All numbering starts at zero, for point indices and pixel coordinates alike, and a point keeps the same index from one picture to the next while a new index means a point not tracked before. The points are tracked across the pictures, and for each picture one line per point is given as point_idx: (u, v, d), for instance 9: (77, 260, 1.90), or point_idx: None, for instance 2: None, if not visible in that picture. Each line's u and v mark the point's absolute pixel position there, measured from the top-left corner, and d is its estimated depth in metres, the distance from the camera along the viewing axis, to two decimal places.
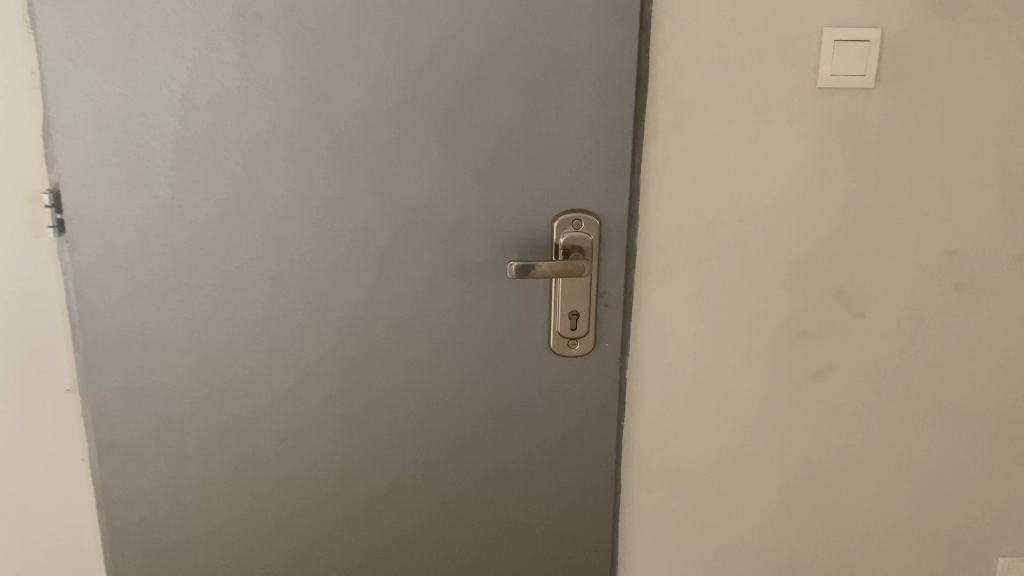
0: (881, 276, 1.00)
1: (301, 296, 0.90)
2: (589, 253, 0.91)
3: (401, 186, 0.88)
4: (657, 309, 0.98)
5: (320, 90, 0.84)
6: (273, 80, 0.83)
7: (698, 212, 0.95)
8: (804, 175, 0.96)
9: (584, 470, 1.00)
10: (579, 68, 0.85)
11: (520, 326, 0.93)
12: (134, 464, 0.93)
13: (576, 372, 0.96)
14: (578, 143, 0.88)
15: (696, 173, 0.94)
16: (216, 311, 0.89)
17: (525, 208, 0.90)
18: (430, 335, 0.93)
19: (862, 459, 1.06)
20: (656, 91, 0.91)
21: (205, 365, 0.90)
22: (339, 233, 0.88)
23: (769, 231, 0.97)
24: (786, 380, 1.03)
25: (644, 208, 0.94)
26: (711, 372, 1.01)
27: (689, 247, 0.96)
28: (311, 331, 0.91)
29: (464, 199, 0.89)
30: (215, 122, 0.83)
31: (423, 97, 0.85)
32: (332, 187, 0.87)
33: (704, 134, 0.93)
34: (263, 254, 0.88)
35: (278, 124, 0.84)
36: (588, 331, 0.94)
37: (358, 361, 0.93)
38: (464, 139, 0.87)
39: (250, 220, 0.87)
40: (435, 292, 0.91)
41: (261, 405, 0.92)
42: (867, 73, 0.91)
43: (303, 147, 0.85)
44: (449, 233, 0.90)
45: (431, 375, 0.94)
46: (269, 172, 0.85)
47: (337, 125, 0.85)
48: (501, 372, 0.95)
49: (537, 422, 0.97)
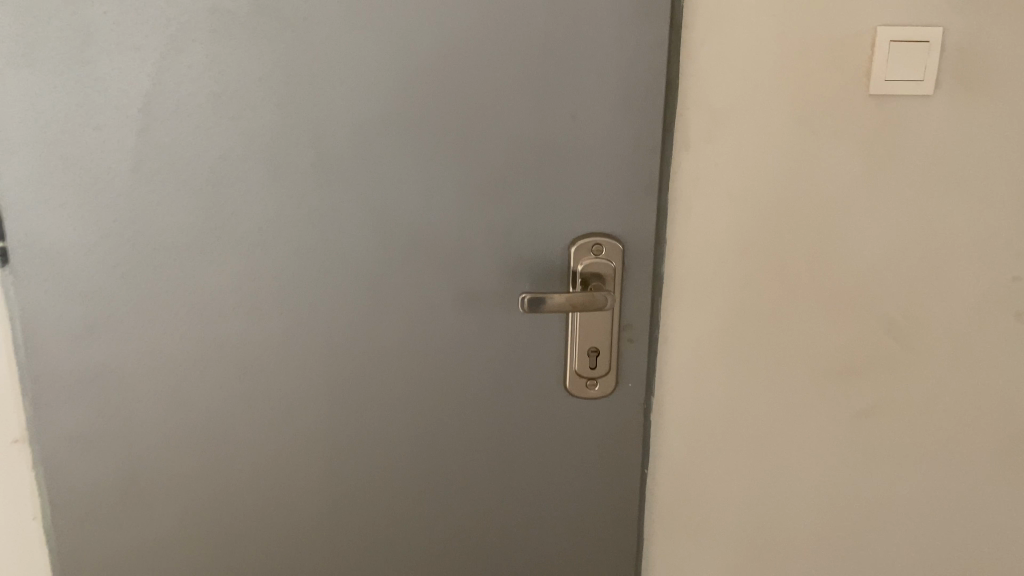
0: (935, 305, 0.88)
1: (284, 331, 0.79)
2: (610, 282, 0.80)
3: (396, 206, 0.77)
4: (685, 344, 0.87)
5: (300, 97, 0.73)
6: (247, 85, 0.72)
7: (732, 236, 0.84)
8: (854, 193, 0.84)
9: (602, 521, 0.89)
10: (598, 72, 0.74)
11: (532, 364, 0.83)
12: (94, 522, 0.83)
13: (595, 414, 0.85)
14: (598, 158, 0.77)
15: (730, 191, 0.83)
16: (188, 349, 0.78)
17: (537, 232, 0.79)
18: (429, 373, 0.82)
19: (912, 508, 0.95)
20: (686, 99, 0.80)
21: (175, 409, 0.80)
22: (327, 261, 0.78)
23: (813, 255, 0.86)
24: (829, 423, 0.91)
25: (672, 230, 0.83)
26: (745, 414, 0.90)
27: (721, 274, 0.85)
28: (295, 370, 0.81)
29: (468, 221, 0.78)
30: (181, 134, 0.73)
31: (421, 105, 0.74)
32: (315, 207, 0.76)
33: (741, 147, 0.82)
34: (241, 283, 0.77)
35: (253, 137, 0.74)
36: (610, 370, 0.83)
37: (348, 402, 0.82)
38: (468, 154, 0.76)
39: (222, 246, 0.76)
40: (435, 325, 0.81)
41: (238, 454, 0.82)
42: (925, 76, 0.80)
43: (282, 162, 0.75)
44: (451, 260, 0.79)
45: (430, 417, 0.83)
46: (243, 191, 0.75)
47: (322, 138, 0.74)
48: (511, 414, 0.84)
49: (550, 470, 0.86)
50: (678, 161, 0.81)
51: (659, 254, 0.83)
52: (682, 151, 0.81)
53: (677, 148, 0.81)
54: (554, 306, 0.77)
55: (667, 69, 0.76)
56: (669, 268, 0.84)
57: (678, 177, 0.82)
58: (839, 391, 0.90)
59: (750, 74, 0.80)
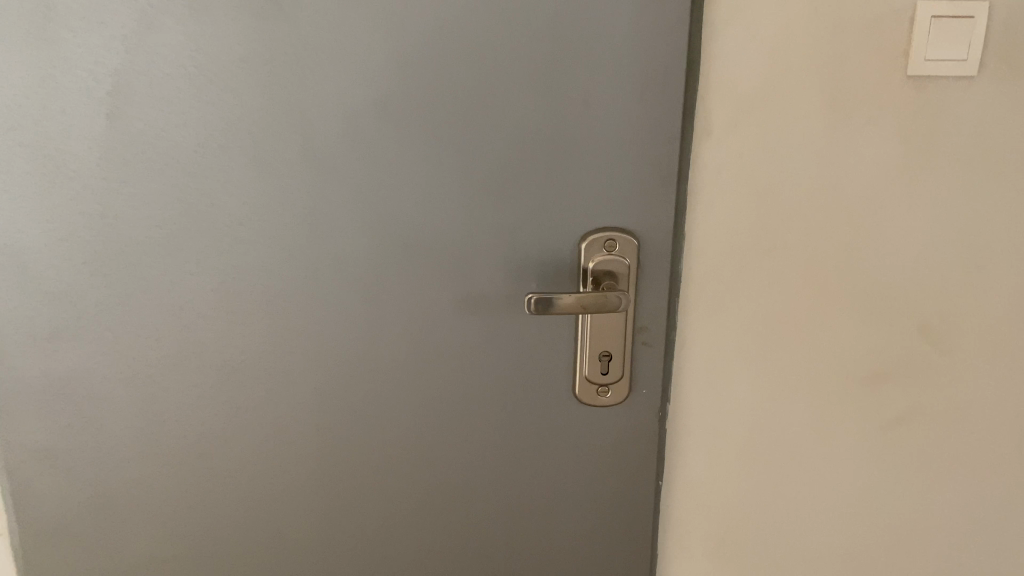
0: (975, 306, 0.81)
1: (270, 334, 0.74)
2: (624, 281, 0.74)
3: (391, 201, 0.71)
4: (703, 348, 0.80)
5: (285, 80, 0.67)
6: (227, 67, 0.66)
7: (755, 231, 0.77)
8: (889, 186, 0.77)
9: (613, 536, 0.83)
10: (613, 53, 0.68)
11: (539, 370, 0.76)
12: (70, 537, 0.78)
13: (607, 424, 0.79)
14: (612, 148, 0.70)
15: (754, 183, 0.76)
16: (167, 353, 0.73)
17: (545, 228, 0.72)
18: (428, 380, 0.76)
19: (943, 522, 0.89)
20: (708, 83, 0.73)
21: (154, 417, 0.75)
22: (316, 259, 0.72)
23: (842, 253, 0.79)
24: (856, 432, 0.85)
25: (691, 225, 0.77)
26: (766, 423, 0.84)
27: (743, 273, 0.78)
28: (284, 376, 0.75)
29: (470, 217, 0.71)
30: (155, 121, 0.67)
31: (418, 89, 0.68)
32: (302, 201, 0.70)
33: (767, 135, 0.75)
34: (223, 283, 0.72)
35: (234, 124, 0.68)
36: (623, 376, 0.77)
37: (339, 410, 0.76)
38: (470, 143, 0.70)
39: (202, 244, 0.70)
40: (433, 329, 0.74)
41: (221, 465, 0.77)
42: (969, 57, 0.73)
43: (266, 152, 0.69)
44: (451, 259, 0.73)
45: (428, 427, 0.78)
46: (224, 183, 0.69)
47: (310, 126, 0.68)
48: (515, 424, 0.78)
49: (557, 482, 0.80)
50: (699, 150, 0.75)
51: (677, 251, 0.76)
52: (703, 139, 0.75)
53: (698, 136, 0.75)
54: (564, 307, 0.71)
55: (689, 49, 0.69)
56: (687, 266, 0.78)
57: (699, 167, 0.75)
58: (868, 398, 0.84)
59: (778, 55, 0.73)
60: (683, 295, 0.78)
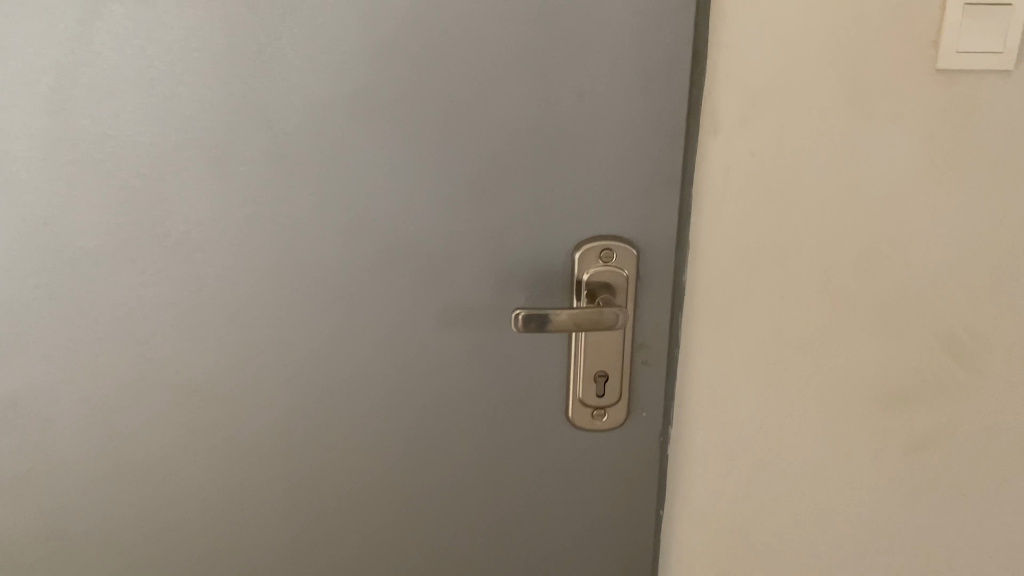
0: (1010, 324, 0.73)
1: (234, 349, 0.67)
2: (621, 294, 0.68)
3: (365, 206, 0.64)
4: (708, 368, 0.73)
5: (244, 73, 0.60)
6: (180, 58, 0.60)
7: (767, 241, 0.69)
8: (917, 191, 0.69)
9: (609, 567, 0.77)
10: (608, 44, 0.61)
11: (529, 392, 0.70)
12: (27, 558, 0.73)
13: (603, 448, 0.72)
14: (611, 148, 0.64)
15: (766, 188, 0.68)
16: (123, 371, 0.67)
17: (536, 236, 0.66)
18: (407, 400, 0.70)
19: (971, 556, 0.81)
20: (714, 75, 0.65)
21: (110, 437, 0.69)
22: (284, 269, 0.65)
23: (864, 265, 0.71)
24: (875, 460, 0.77)
25: (695, 232, 0.69)
26: (776, 450, 0.76)
27: (753, 287, 0.70)
28: (250, 395, 0.69)
29: (453, 223, 0.65)
30: (103, 118, 0.61)
31: (395, 84, 0.61)
32: (266, 206, 0.64)
33: (781, 135, 0.66)
34: (182, 295, 0.66)
35: (189, 121, 0.61)
36: (620, 398, 0.70)
37: (311, 432, 0.70)
38: (453, 143, 0.63)
39: (157, 252, 0.64)
40: (412, 345, 0.68)
41: (184, 488, 0.71)
42: (1007, 49, 0.64)
43: (225, 152, 0.62)
44: (431, 269, 0.66)
45: (406, 450, 0.71)
46: (180, 186, 0.63)
47: (274, 124, 0.62)
48: (502, 449, 0.72)
49: (548, 511, 0.74)
50: (704, 150, 0.66)
51: (680, 262, 0.69)
52: (709, 138, 0.66)
53: (703, 136, 0.66)
54: (557, 325, 0.64)
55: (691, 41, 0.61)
56: (691, 278, 0.70)
57: (704, 169, 0.67)
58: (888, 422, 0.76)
59: (795, 46, 0.64)
60: (686, 312, 0.71)
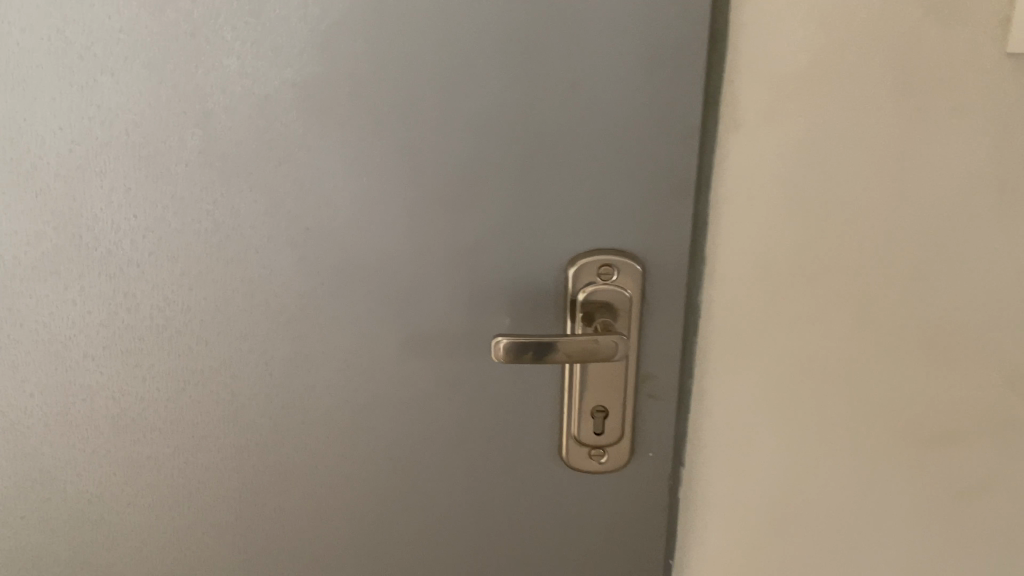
0: None
1: (174, 378, 0.59)
2: (623, 317, 0.58)
3: (322, 215, 0.55)
4: (724, 406, 0.62)
5: (175, 59, 0.51)
6: (100, 41, 0.51)
7: (795, 259, 0.58)
8: (971, 198, 0.57)
9: None
10: (605, 25, 0.51)
11: (515, 426, 0.61)
12: None
13: (602, 491, 0.63)
14: (611, 149, 0.54)
15: (794, 197, 0.57)
16: (48, 399, 0.59)
17: (522, 250, 0.57)
18: (372, 436, 0.61)
19: None
20: (735, 64, 0.54)
21: (36, 471, 0.61)
22: (228, 287, 0.57)
23: (907, 288, 0.59)
24: (921, 512, 0.65)
25: (711, 249, 0.58)
26: (801, 500, 0.65)
27: (776, 311, 0.59)
28: (193, 429, 0.60)
29: (425, 234, 0.56)
30: (15, 111, 0.52)
31: (356, 72, 0.52)
32: (205, 214, 0.55)
33: (814, 135, 0.55)
34: (111, 317, 0.57)
35: (112, 114, 0.52)
36: (622, 437, 0.61)
37: (265, 470, 0.62)
38: (425, 141, 0.54)
39: (83, 266, 0.56)
40: (378, 374, 0.60)
41: (123, 531, 0.63)
42: None
43: (155, 152, 0.53)
44: (399, 288, 0.57)
45: (372, 492, 0.63)
46: (104, 191, 0.54)
47: (213, 121, 0.53)
48: (485, 489, 0.63)
49: (535, 559, 0.65)
50: (721, 153, 0.56)
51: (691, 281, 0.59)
52: (728, 139, 0.56)
53: (721, 135, 0.56)
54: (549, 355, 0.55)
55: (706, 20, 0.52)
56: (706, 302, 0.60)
57: (722, 175, 0.56)
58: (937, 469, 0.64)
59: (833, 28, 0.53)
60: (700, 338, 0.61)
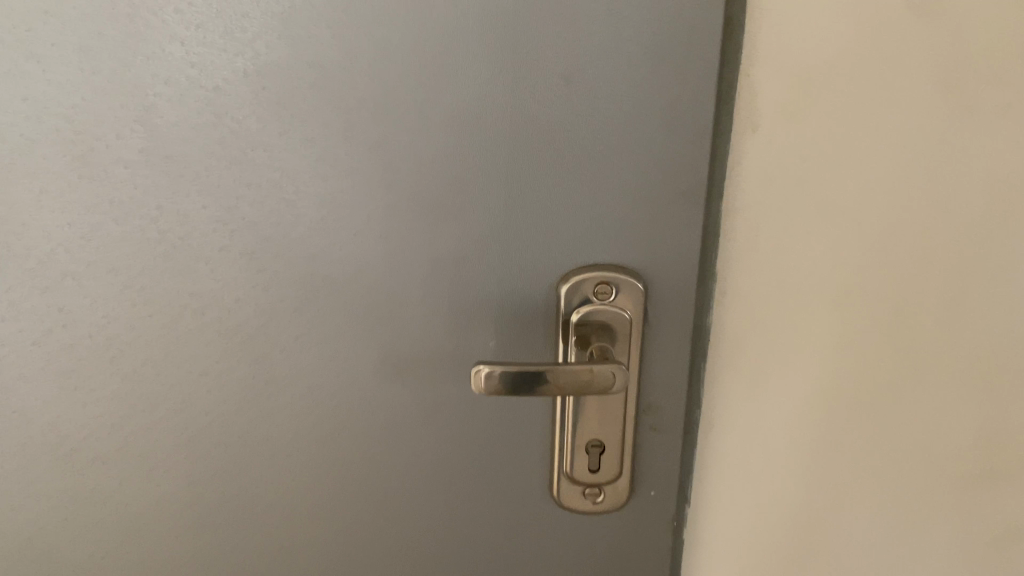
0: None
1: (117, 403, 0.53)
2: (623, 342, 0.52)
3: (280, 224, 0.49)
4: (733, 437, 0.55)
5: (113, 46, 0.45)
6: (29, 25, 0.45)
7: (816, 275, 0.51)
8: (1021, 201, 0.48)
9: None
10: (601, 10, 0.45)
11: (500, 461, 0.54)
12: None
13: (597, 532, 0.57)
14: (608, 151, 0.48)
15: (817, 205, 0.49)
16: None
17: (508, 265, 0.50)
18: (341, 469, 0.55)
19: None
20: (752, 56, 0.47)
21: None
22: (175, 304, 0.50)
23: (945, 310, 0.51)
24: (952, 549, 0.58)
25: (722, 264, 0.51)
26: (819, 539, 0.57)
27: (793, 332, 0.52)
28: (140, 460, 0.54)
29: (398, 247, 0.50)
30: None
31: (317, 61, 0.46)
32: (149, 223, 0.49)
33: (839, 136, 0.48)
34: (48, 335, 0.51)
35: (45, 108, 0.46)
36: (620, 475, 0.54)
37: (223, 503, 0.56)
38: (397, 141, 0.47)
39: (16, 277, 0.50)
40: (347, 401, 0.53)
41: (73, 563, 0.58)
42: None
43: (93, 151, 0.47)
44: (370, 306, 0.51)
45: (342, 527, 0.57)
46: (38, 194, 0.48)
47: (156, 116, 0.47)
48: (468, 527, 0.57)
49: None
50: (735, 158, 0.49)
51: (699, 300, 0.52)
52: (742, 142, 0.49)
53: (734, 137, 0.49)
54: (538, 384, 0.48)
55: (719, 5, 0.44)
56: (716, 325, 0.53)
57: (735, 181, 0.50)
58: (972, 515, 0.57)
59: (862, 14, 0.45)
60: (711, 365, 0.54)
